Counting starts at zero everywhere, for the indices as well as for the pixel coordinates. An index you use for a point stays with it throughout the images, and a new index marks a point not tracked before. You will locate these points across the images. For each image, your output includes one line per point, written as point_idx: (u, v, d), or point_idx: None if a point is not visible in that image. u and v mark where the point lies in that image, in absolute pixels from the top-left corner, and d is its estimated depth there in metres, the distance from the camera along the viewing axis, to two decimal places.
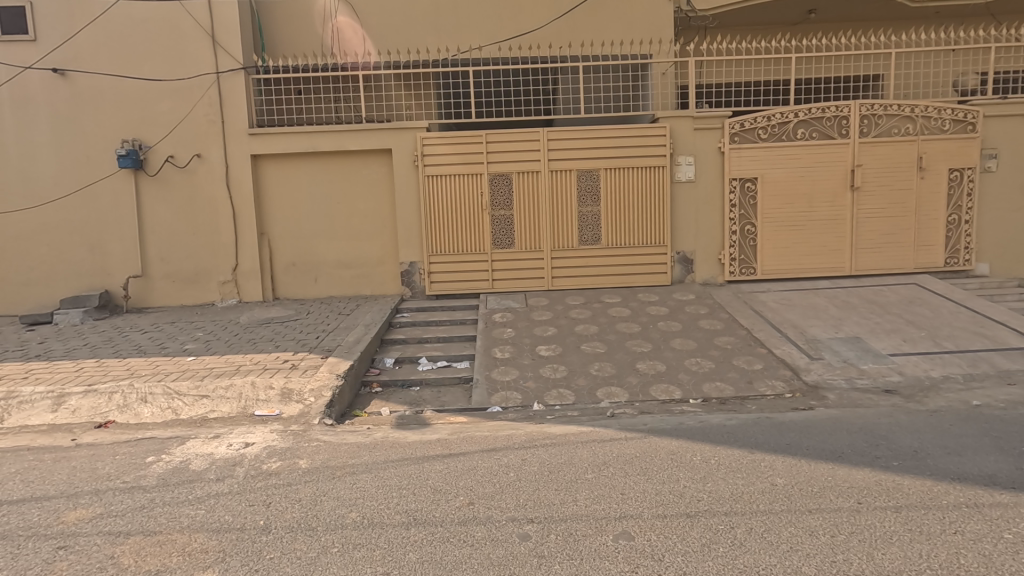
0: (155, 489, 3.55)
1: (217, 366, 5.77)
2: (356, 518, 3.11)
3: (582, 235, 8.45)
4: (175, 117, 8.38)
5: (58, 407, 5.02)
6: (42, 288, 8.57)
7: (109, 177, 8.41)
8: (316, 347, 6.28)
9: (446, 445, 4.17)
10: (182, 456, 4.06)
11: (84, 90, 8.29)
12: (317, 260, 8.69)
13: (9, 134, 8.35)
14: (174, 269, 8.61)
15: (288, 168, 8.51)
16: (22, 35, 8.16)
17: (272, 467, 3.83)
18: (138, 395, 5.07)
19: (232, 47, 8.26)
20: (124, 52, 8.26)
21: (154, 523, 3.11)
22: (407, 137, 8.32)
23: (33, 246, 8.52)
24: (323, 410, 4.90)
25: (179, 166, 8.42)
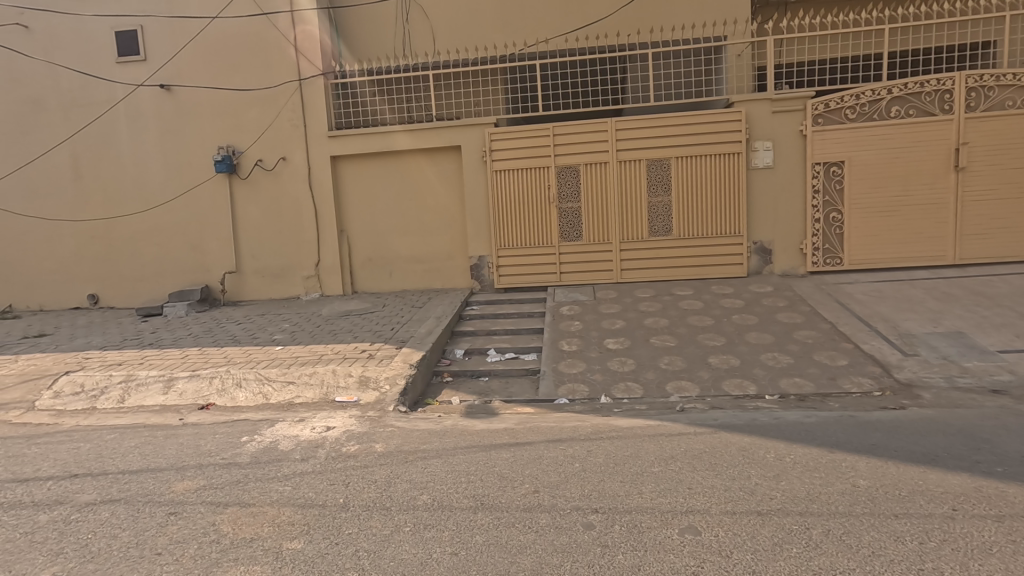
0: (248, 465, 3.89)
1: (301, 355, 6.19)
2: (427, 500, 3.26)
3: (652, 227, 8.26)
4: (263, 123, 9.00)
5: (168, 390, 5.60)
6: (153, 283, 9.53)
7: (207, 182, 9.19)
8: (390, 338, 6.58)
9: (513, 434, 4.26)
10: (272, 437, 4.41)
11: (185, 103, 9.11)
12: (391, 256, 9.08)
13: (125, 145, 9.31)
14: (263, 265, 9.29)
15: (364, 167, 8.93)
16: (135, 56, 9.07)
17: (351, 450, 4.08)
18: (234, 381, 5.56)
19: (312, 55, 8.75)
20: (219, 66, 8.97)
21: (248, 496, 3.42)
22: (475, 133, 8.48)
23: (144, 246, 9.48)
24: (397, 398, 5.13)
25: (267, 170, 9.05)
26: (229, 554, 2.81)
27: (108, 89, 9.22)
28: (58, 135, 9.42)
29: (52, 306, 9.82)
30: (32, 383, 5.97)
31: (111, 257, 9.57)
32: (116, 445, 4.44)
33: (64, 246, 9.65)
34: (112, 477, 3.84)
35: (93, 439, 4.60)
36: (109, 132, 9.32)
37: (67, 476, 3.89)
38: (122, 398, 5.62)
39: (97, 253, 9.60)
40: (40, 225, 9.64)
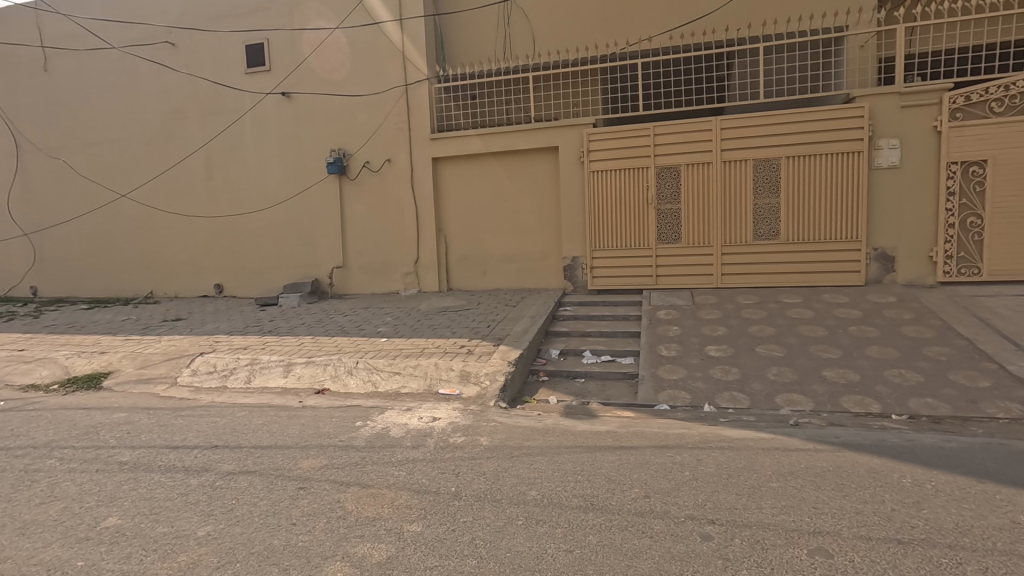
0: (364, 449, 4.13)
1: (404, 348, 6.48)
2: (536, 496, 3.30)
3: (756, 230, 7.87)
4: (371, 127, 9.51)
5: (288, 373, 6.08)
6: (270, 275, 10.37)
7: (319, 182, 9.86)
8: (488, 335, 6.74)
9: (617, 438, 4.21)
10: (383, 423, 4.66)
11: (303, 109, 9.83)
12: (486, 254, 9.28)
13: (250, 149, 10.20)
14: (367, 261, 9.83)
15: (463, 168, 9.20)
16: (262, 67, 9.90)
17: (458, 441, 4.22)
18: (345, 368, 5.93)
19: (418, 60, 9.13)
20: (333, 74, 9.61)
21: (367, 477, 3.64)
22: (573, 134, 8.48)
23: (263, 241, 10.33)
24: (498, 393, 5.25)
25: (374, 171, 9.57)
26: (355, 530, 2.99)
27: (238, 97, 10.15)
28: (195, 140, 10.49)
29: (185, 294, 10.96)
30: (174, 362, 6.70)
31: (235, 250, 10.51)
32: (247, 422, 4.87)
33: (196, 240, 10.73)
34: (247, 450, 4.22)
35: (228, 415, 5.09)
36: (237, 136, 10.24)
37: (210, 446, 4.32)
38: (248, 378, 6.16)
39: (223, 247, 10.58)
40: (178, 221, 10.78)
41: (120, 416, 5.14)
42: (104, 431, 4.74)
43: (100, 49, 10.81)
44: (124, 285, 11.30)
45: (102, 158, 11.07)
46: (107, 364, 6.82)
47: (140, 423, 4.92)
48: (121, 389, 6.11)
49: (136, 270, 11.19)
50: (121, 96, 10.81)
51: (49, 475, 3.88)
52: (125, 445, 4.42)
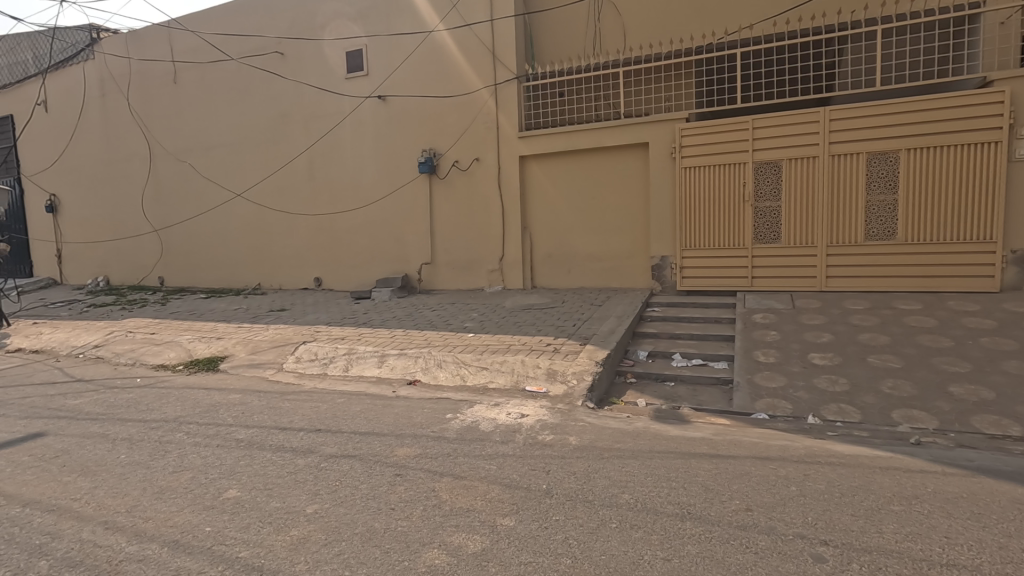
0: (455, 441, 4.23)
1: (491, 344, 6.60)
2: (629, 500, 3.22)
3: (868, 229, 7.25)
4: (461, 126, 9.73)
5: (382, 364, 6.37)
6: (363, 271, 10.91)
7: (411, 181, 10.24)
8: (573, 334, 6.69)
9: (712, 445, 4.03)
10: (473, 417, 4.75)
11: (397, 111, 10.24)
12: (571, 253, 9.22)
13: (348, 150, 10.77)
14: (454, 258, 10.08)
15: (550, 166, 9.20)
16: (360, 71, 10.43)
17: (546, 439, 4.21)
18: (435, 362, 6.12)
19: (508, 60, 9.21)
20: (426, 77, 9.93)
21: (460, 469, 3.72)
22: (665, 129, 8.22)
23: (358, 238, 10.88)
24: (585, 393, 5.19)
25: (463, 170, 9.79)
26: (450, 520, 3.06)
27: (338, 102, 10.75)
28: (299, 143, 11.23)
29: (288, 286, 11.78)
30: (280, 349, 7.23)
31: (333, 246, 11.15)
32: (346, 408, 5.15)
33: (299, 237, 11.51)
34: (347, 435, 4.45)
35: (329, 401, 5.40)
36: (337, 138, 10.85)
37: (313, 430, 4.61)
38: (346, 367, 6.50)
39: (322, 243, 11.26)
40: (283, 218, 11.61)
41: (235, 397, 5.61)
42: (222, 410, 5.20)
43: (221, 62, 11.85)
44: (236, 278, 12.34)
45: (220, 160, 12.14)
46: (224, 349, 7.48)
47: (252, 405, 5.35)
48: (235, 372, 6.67)
49: (246, 263, 12.17)
50: (238, 103, 11.80)
51: (179, 447, 4.30)
52: (240, 424, 4.81)
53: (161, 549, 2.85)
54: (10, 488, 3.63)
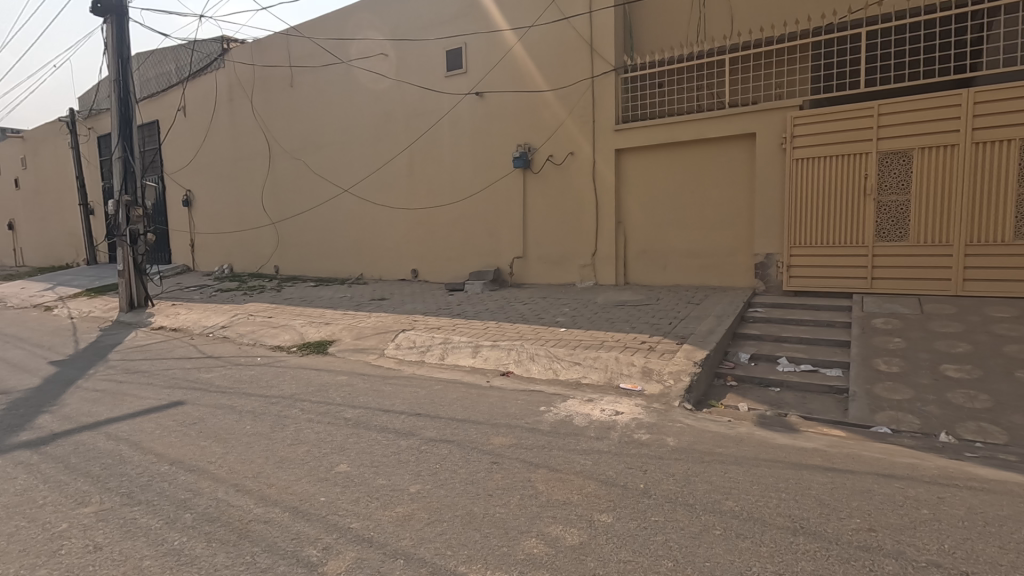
0: (549, 433, 4.24)
1: (584, 340, 6.57)
2: (734, 507, 3.07)
3: (1017, 226, 6.43)
4: (557, 120, 9.71)
5: (476, 354, 6.54)
6: (458, 263, 11.23)
7: (505, 176, 10.39)
8: (670, 333, 6.49)
9: (826, 457, 3.74)
10: (566, 411, 4.75)
11: (494, 107, 10.41)
12: (667, 249, 8.93)
13: (446, 146, 11.12)
14: (546, 253, 10.10)
15: (648, 159, 8.95)
16: (459, 69, 10.72)
17: (642, 438, 4.12)
18: (528, 355, 6.19)
19: (606, 51, 9.04)
20: (523, 72, 10.00)
21: (555, 461, 3.73)
22: (775, 119, 7.72)
23: (453, 231, 11.22)
24: (683, 394, 5.01)
25: (557, 164, 9.77)
26: (547, 511, 3.08)
27: (438, 100, 11.12)
28: (401, 140, 11.76)
29: (388, 277, 12.40)
30: (382, 336, 7.64)
31: (429, 239, 11.59)
32: (443, 395, 5.34)
33: (398, 230, 12.07)
34: (445, 420, 4.62)
35: (427, 387, 5.64)
36: (436, 135, 11.24)
37: (413, 413, 4.82)
38: (442, 355, 6.75)
39: (420, 236, 11.73)
40: (384, 212, 12.23)
41: (342, 378, 6.01)
42: (331, 390, 5.59)
43: (332, 65, 12.67)
44: (341, 268, 13.17)
45: (329, 158, 13.00)
46: (331, 334, 8.03)
47: (357, 386, 5.70)
48: (341, 356, 7.14)
49: (351, 255, 12.96)
50: (347, 103, 12.57)
51: (295, 422, 4.68)
52: (347, 404, 5.14)
53: (283, 514, 3.11)
54: (159, 448, 4.13)
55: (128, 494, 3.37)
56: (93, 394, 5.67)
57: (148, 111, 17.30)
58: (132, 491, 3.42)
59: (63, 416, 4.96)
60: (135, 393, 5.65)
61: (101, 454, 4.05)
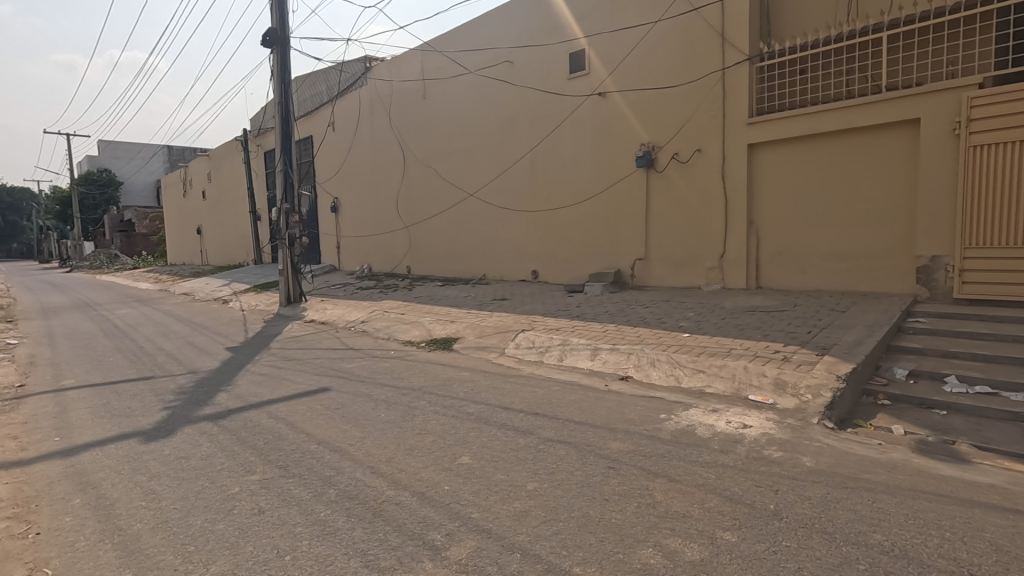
0: (670, 442, 4.10)
1: (710, 347, 6.25)
2: (883, 542, 2.74)
3: None
4: (683, 117, 9.33)
5: (594, 357, 6.52)
6: (577, 265, 11.23)
7: (627, 176, 10.20)
8: (808, 343, 5.94)
9: (1006, 496, 3.20)
10: (688, 420, 4.56)
11: (616, 106, 10.28)
12: (807, 251, 8.17)
13: (567, 148, 11.19)
14: (669, 254, 9.74)
15: (785, 153, 8.27)
16: (582, 71, 10.75)
17: (774, 455, 3.83)
18: (648, 361, 6.05)
19: (739, 40, 8.51)
20: (648, 69, 9.75)
21: (675, 471, 3.60)
22: (945, 102, 6.74)
23: (573, 233, 11.25)
24: (823, 411, 4.55)
25: (682, 162, 9.38)
26: (666, 522, 2.98)
27: (560, 102, 11.23)
28: (524, 144, 12.03)
29: (509, 277, 12.76)
30: (503, 335, 7.89)
31: (550, 240, 11.72)
32: (560, 396, 5.39)
33: (519, 232, 12.37)
34: (563, 421, 4.65)
35: (545, 387, 5.72)
36: (557, 138, 11.36)
37: (531, 412, 4.92)
38: (560, 356, 6.81)
39: (540, 237, 11.92)
40: (506, 214, 12.61)
41: (465, 374, 6.31)
42: (456, 385, 5.90)
43: (461, 76, 13.35)
44: (466, 268, 13.81)
45: (456, 164, 13.71)
46: (456, 332, 8.45)
47: (478, 383, 5.95)
48: (465, 353, 7.49)
49: (475, 256, 13.53)
50: (473, 111, 13.15)
51: (423, 413, 5.01)
52: (469, 399, 5.39)
53: (412, 498, 3.35)
54: (308, 428, 4.65)
55: (284, 468, 3.86)
56: (258, 378, 6.54)
57: (304, 128, 19.52)
58: (288, 465, 3.90)
59: (237, 395, 5.80)
60: (291, 379, 6.42)
61: (264, 430, 4.66)
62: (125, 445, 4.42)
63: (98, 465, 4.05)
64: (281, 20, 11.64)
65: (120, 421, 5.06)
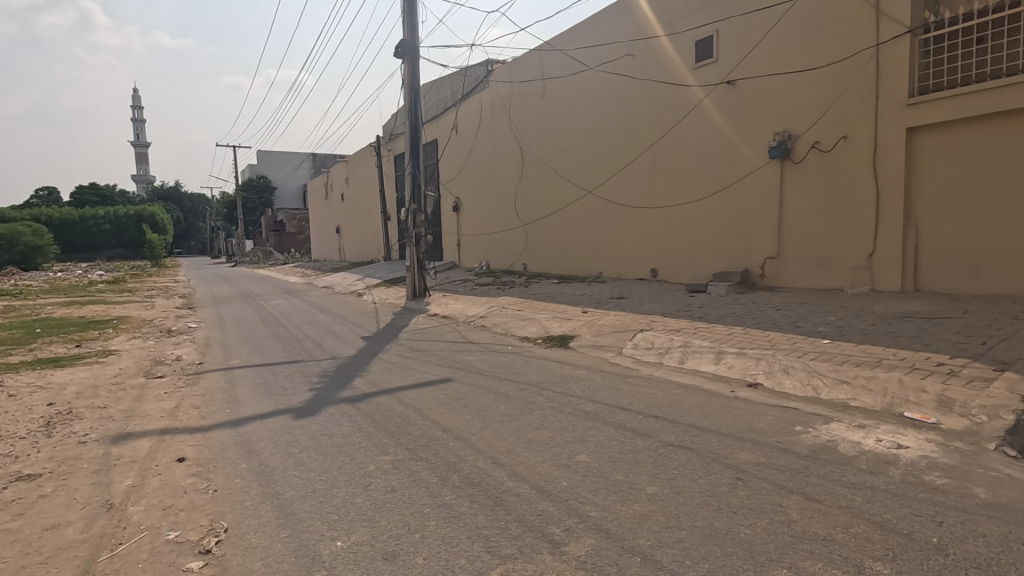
0: (807, 457, 3.77)
1: (856, 355, 5.64)
2: None
3: None
4: (827, 101, 8.48)
5: (719, 361, 6.18)
6: (701, 263, 10.70)
7: (759, 169, 9.51)
8: (983, 356, 5.13)
9: None
10: (829, 435, 4.15)
11: (747, 94, 9.62)
12: (981, 249, 7.04)
13: (691, 141, 10.70)
14: (806, 252, 8.91)
15: (956, 136, 7.18)
16: (709, 59, 10.20)
17: (937, 482, 3.36)
18: (781, 368, 5.61)
19: (898, 11, 7.55)
20: (784, 52, 9.00)
21: (814, 490, 3.30)
22: None
23: (697, 230, 10.72)
24: (1003, 436, 3.89)
25: (824, 152, 8.54)
26: (804, 543, 2.75)
27: (685, 93, 10.75)
28: (645, 139, 11.70)
29: (626, 276, 12.49)
30: (620, 335, 7.76)
31: (670, 238, 11.30)
32: (681, 400, 5.17)
33: (638, 228, 12.06)
34: (685, 426, 4.47)
35: (665, 389, 5.53)
36: (681, 131, 10.90)
37: (651, 415, 4.78)
38: (681, 358, 6.54)
39: (660, 235, 11.52)
40: (624, 211, 12.37)
41: (582, 373, 6.30)
42: (572, 383, 5.91)
43: (580, 73, 13.33)
44: (582, 266, 13.75)
45: (574, 162, 13.72)
46: (573, 329, 8.46)
47: (596, 381, 5.91)
48: (581, 351, 7.47)
49: (591, 253, 13.43)
50: (592, 108, 13.05)
51: (541, 408, 5.09)
52: (586, 397, 5.37)
53: (531, 491, 3.42)
54: (434, 416, 4.93)
55: (412, 451, 4.13)
56: (389, 366, 7.06)
57: (431, 132, 20.65)
58: (416, 449, 4.17)
59: (371, 380, 6.32)
60: (417, 368, 6.86)
61: (395, 415, 5.03)
62: (281, 420, 5.01)
63: (260, 436, 4.63)
64: (412, 32, 12.40)
65: (276, 398, 5.74)
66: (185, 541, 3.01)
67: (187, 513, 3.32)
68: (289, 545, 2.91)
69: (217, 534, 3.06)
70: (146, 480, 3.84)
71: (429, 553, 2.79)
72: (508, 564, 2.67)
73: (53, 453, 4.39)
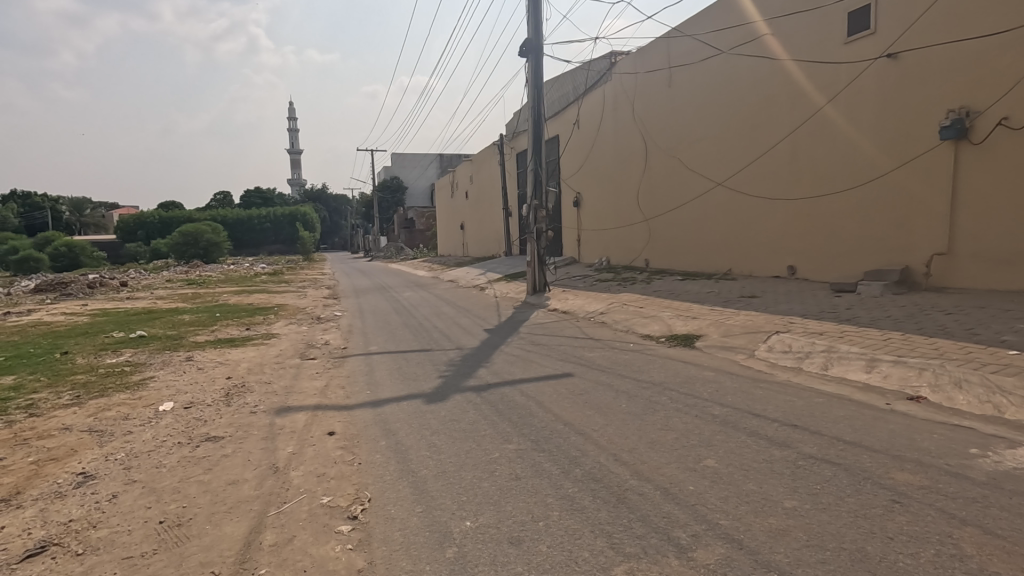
0: (986, 486, 3.25)
1: None
2: None
3: None
4: (1019, 69, 7.17)
5: (872, 369, 5.54)
6: (850, 260, 9.64)
7: (926, 152, 8.32)
8: None
9: None
10: (1016, 462, 3.54)
11: (912, 67, 8.45)
12: None
13: (841, 124, 9.65)
14: (986, 248, 7.63)
15: None
16: (865, 31, 9.11)
17: None
18: (952, 382, 4.88)
19: None
20: (964, 14, 7.74)
21: (995, 523, 2.84)
22: None
23: (846, 222, 9.67)
24: None
25: (1014, 129, 7.24)
26: None
27: (834, 72, 9.73)
28: (785, 125, 10.78)
29: (760, 273, 11.64)
30: (753, 336, 7.25)
31: (813, 232, 10.32)
32: (825, 410, 4.71)
33: (775, 222, 11.18)
34: (829, 439, 4.07)
35: (806, 397, 5.08)
36: (828, 113, 9.88)
37: (788, 423, 4.43)
38: (825, 364, 5.95)
39: (802, 228, 10.57)
40: (759, 203, 11.53)
41: (709, 374, 5.99)
42: (699, 384, 5.65)
43: (711, 57, 12.60)
44: (710, 262, 13.05)
45: (703, 152, 13.04)
46: (699, 328, 8.07)
47: (725, 384, 5.59)
48: (709, 351, 7.10)
49: (720, 249, 12.70)
50: (725, 94, 12.29)
51: (665, 408, 4.93)
52: (714, 400, 5.11)
53: (655, 491, 3.35)
54: (556, 409, 5.00)
55: (534, 442, 4.22)
56: (512, 358, 7.27)
57: (553, 128, 20.78)
58: (538, 440, 4.26)
59: (494, 371, 6.57)
60: (539, 362, 7.00)
61: (517, 405, 5.17)
62: (414, 404, 5.39)
63: (396, 417, 5.02)
64: (537, 30, 12.55)
65: (409, 383, 6.18)
66: (336, 506, 3.37)
67: (337, 481, 3.72)
68: (424, 520, 3.14)
69: (362, 503, 3.39)
70: (303, 448, 4.35)
71: (552, 542, 2.85)
72: (631, 563, 2.64)
73: (232, 419, 5.14)
